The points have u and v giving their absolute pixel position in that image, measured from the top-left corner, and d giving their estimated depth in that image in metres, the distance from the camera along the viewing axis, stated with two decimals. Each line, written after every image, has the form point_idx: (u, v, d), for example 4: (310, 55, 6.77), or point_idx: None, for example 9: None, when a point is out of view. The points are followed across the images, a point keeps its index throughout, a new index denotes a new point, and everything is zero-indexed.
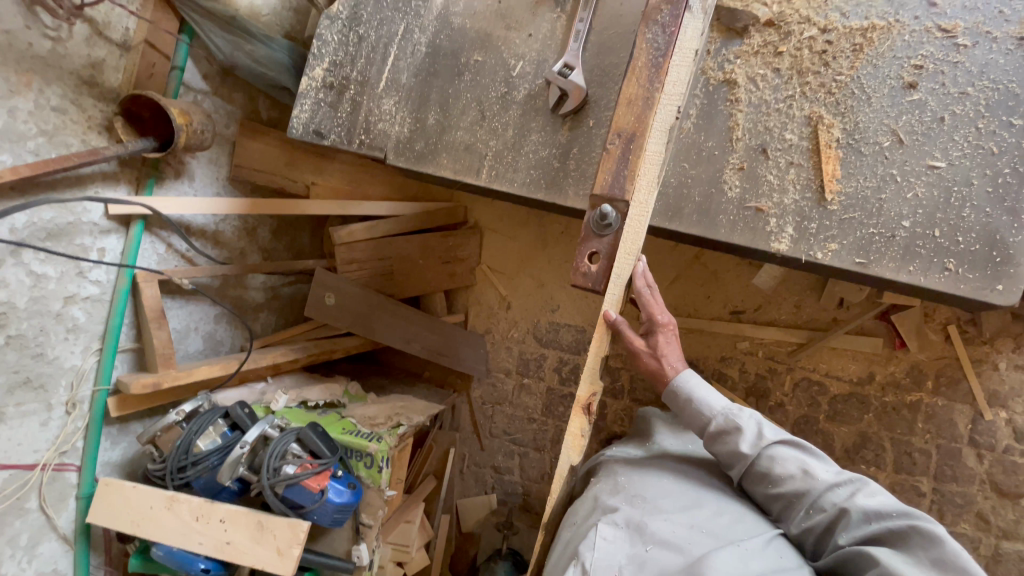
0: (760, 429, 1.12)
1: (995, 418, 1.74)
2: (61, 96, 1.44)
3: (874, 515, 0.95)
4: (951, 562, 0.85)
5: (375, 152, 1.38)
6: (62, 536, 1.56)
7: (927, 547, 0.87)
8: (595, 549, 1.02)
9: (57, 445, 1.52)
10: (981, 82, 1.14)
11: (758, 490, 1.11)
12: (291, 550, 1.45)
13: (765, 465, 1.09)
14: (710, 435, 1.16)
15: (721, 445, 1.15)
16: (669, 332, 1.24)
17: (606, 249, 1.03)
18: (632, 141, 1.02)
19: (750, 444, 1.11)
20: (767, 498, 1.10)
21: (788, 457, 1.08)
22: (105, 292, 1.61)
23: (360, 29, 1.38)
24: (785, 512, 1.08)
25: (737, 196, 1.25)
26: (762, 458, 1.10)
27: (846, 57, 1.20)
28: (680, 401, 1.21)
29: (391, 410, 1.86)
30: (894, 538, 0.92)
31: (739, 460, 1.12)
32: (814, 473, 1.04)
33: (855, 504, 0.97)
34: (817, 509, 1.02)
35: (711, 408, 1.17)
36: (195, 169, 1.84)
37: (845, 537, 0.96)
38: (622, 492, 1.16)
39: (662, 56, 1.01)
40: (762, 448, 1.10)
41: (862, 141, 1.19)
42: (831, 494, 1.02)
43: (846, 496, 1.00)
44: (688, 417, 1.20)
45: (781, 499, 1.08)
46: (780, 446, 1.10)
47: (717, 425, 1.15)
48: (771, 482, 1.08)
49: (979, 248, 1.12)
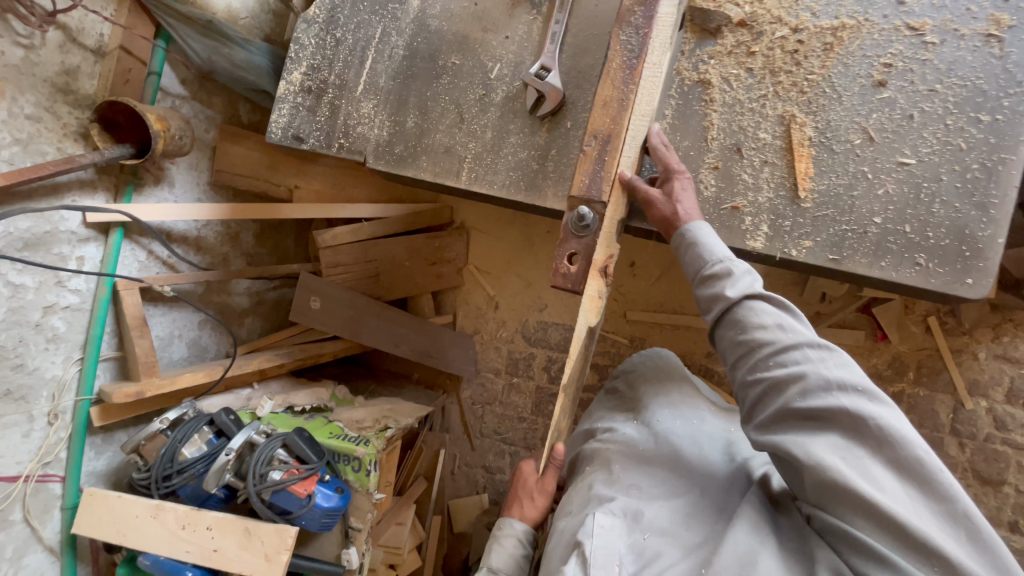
0: (753, 282, 1.02)
1: (976, 407, 1.77)
2: (36, 104, 1.42)
3: (836, 385, 0.87)
4: (906, 463, 0.80)
5: (354, 156, 1.37)
6: (48, 547, 1.55)
7: (884, 444, 0.82)
8: (594, 537, 0.99)
9: (41, 456, 1.50)
10: (950, 79, 1.15)
11: (726, 334, 1.03)
12: (280, 556, 1.45)
13: (742, 312, 1.00)
14: (699, 281, 1.08)
15: (708, 288, 1.06)
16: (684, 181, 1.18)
17: (584, 250, 1.03)
18: (608, 143, 1.02)
19: (736, 288, 1.02)
20: (731, 343, 1.02)
21: (766, 310, 0.99)
22: (85, 301, 1.59)
23: (338, 33, 1.37)
24: (742, 360, 1.00)
25: (712, 194, 1.26)
26: (742, 305, 1.00)
27: (817, 56, 1.22)
28: (685, 245, 1.12)
29: (379, 413, 1.86)
30: (852, 423, 0.84)
31: (719, 303, 1.03)
32: (789, 329, 0.95)
33: (820, 371, 0.89)
34: (777, 363, 0.94)
35: (710, 255, 1.08)
36: (175, 175, 1.82)
37: (800, 403, 0.89)
38: (618, 479, 1.11)
39: (636, 58, 1.01)
40: (747, 295, 1.01)
41: (833, 139, 1.20)
42: (797, 352, 0.93)
43: (813, 361, 0.90)
44: (686, 263, 1.12)
45: (744, 347, 0.99)
46: (762, 302, 1.00)
47: (712, 270, 1.06)
48: (741, 330, 1.00)
49: (949, 243, 1.14)
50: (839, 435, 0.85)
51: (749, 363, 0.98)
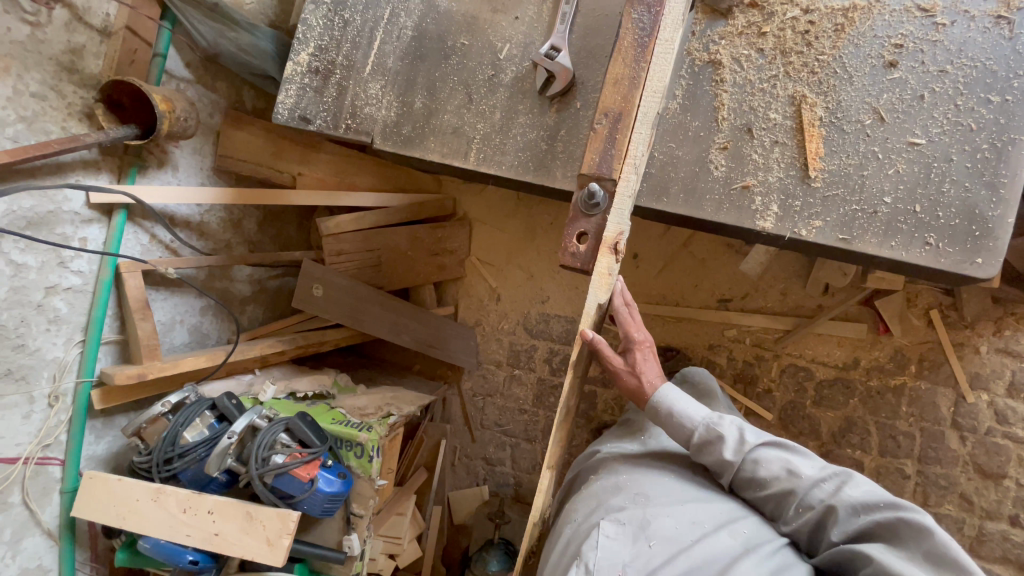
0: (742, 436, 1.09)
1: (977, 401, 1.78)
2: (41, 82, 1.41)
3: (862, 508, 0.93)
4: (943, 554, 0.81)
5: (362, 137, 1.37)
6: (46, 531, 1.53)
7: (918, 539, 0.84)
8: (598, 548, 0.99)
9: (40, 438, 1.49)
10: (960, 60, 1.16)
11: (747, 494, 1.08)
12: (281, 540, 1.44)
13: (749, 470, 1.06)
14: (694, 448, 1.12)
15: (706, 455, 1.11)
16: (645, 349, 1.24)
17: (594, 229, 1.03)
18: (619, 121, 1.02)
19: (732, 450, 1.08)
20: (758, 501, 1.07)
21: (771, 458, 1.06)
22: (87, 283, 1.58)
23: (346, 14, 1.37)
24: (777, 513, 1.04)
25: (723, 174, 1.26)
26: (746, 463, 1.07)
27: (829, 37, 1.22)
28: (661, 417, 1.16)
29: (382, 400, 1.86)
30: (888, 534, 0.88)
31: (726, 468, 1.08)
32: (799, 472, 1.02)
33: (842, 499, 0.95)
34: (805, 507, 0.99)
35: (691, 419, 1.13)
36: (179, 159, 1.81)
37: (839, 537, 0.93)
38: (625, 489, 1.12)
39: (647, 36, 1.01)
40: (745, 453, 1.07)
41: (844, 120, 1.20)
42: (816, 491, 0.99)
43: (833, 493, 0.97)
44: (671, 431, 1.16)
45: (770, 501, 1.05)
46: (763, 448, 1.07)
47: (699, 435, 1.11)
48: (757, 487, 1.06)
49: (960, 223, 1.14)
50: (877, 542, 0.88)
51: (780, 514, 1.04)
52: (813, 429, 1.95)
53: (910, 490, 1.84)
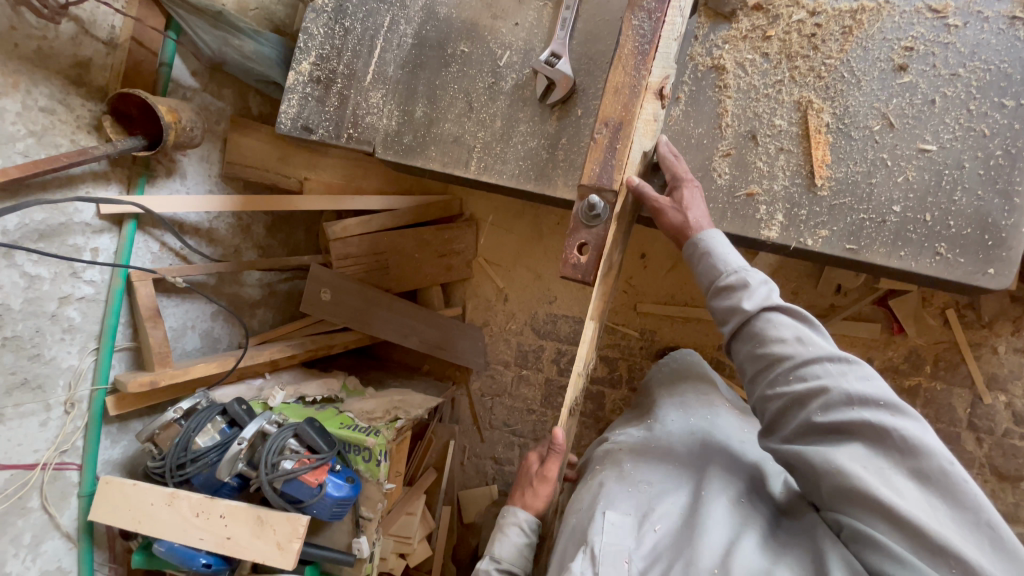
0: (770, 293, 1.03)
1: (994, 402, 1.74)
2: (49, 96, 1.43)
3: (858, 399, 0.88)
4: (930, 475, 0.82)
5: (363, 147, 1.37)
6: (65, 533, 1.58)
7: (908, 454, 0.83)
8: (604, 533, 0.98)
9: (58, 444, 1.53)
10: (973, 63, 1.12)
11: (743, 348, 1.03)
12: (291, 544, 1.47)
13: (761, 327, 1.00)
14: (713, 292, 1.08)
15: (724, 300, 1.06)
16: (692, 192, 1.18)
17: (595, 240, 1.02)
18: (619, 131, 1.00)
19: (756, 300, 1.02)
20: (748, 356, 1.03)
21: (786, 324, 0.99)
22: (99, 292, 1.61)
23: (346, 22, 1.37)
24: (762, 374, 1.00)
25: (726, 183, 1.24)
26: (759, 319, 1.01)
27: (835, 40, 1.19)
28: (698, 255, 1.11)
29: (389, 404, 1.86)
30: (875, 433, 0.86)
31: (735, 315, 1.03)
32: (808, 343, 0.96)
33: (841, 385, 0.90)
34: (798, 378, 0.95)
35: (724, 265, 1.08)
36: (187, 167, 1.84)
37: (821, 418, 0.90)
38: (629, 476, 1.10)
39: (647, 43, 0.99)
40: (764, 309, 1.01)
41: (851, 126, 1.17)
42: (817, 366, 0.93)
43: (834, 376, 0.91)
44: (699, 271, 1.11)
45: (762, 360, 1.00)
46: (780, 313, 1.01)
47: (727, 280, 1.06)
48: (760, 342, 1.00)
49: (971, 232, 1.11)
50: (862, 445, 0.86)
51: (767, 377, 0.99)
52: None
53: None
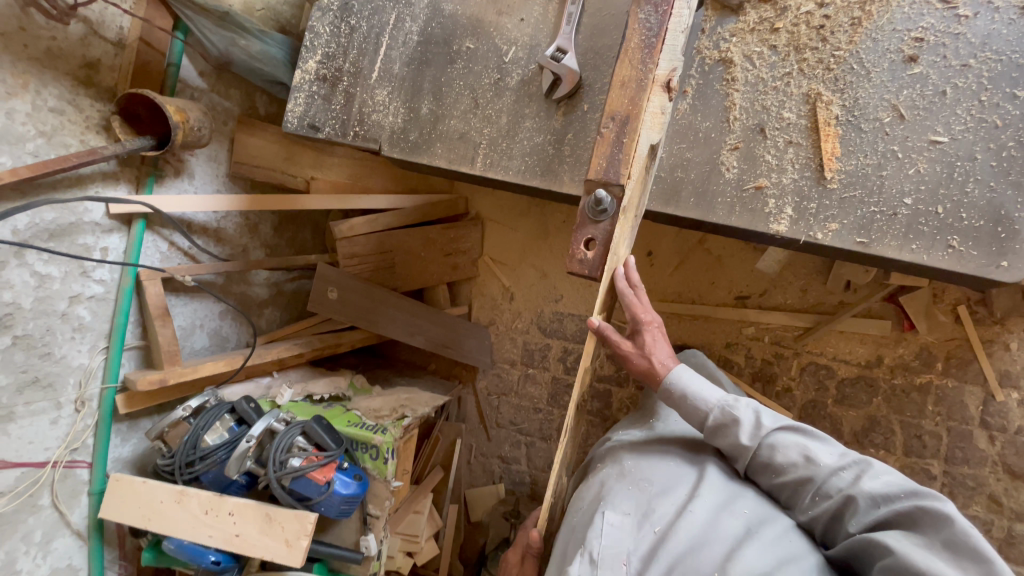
0: (758, 416, 1.05)
1: (1007, 400, 1.71)
2: (58, 96, 1.44)
3: (882, 499, 0.88)
4: (962, 543, 0.77)
5: (369, 144, 1.37)
6: (76, 531, 1.59)
7: (938, 527, 0.80)
8: (603, 537, 0.98)
9: (68, 442, 1.54)
10: (984, 53, 1.10)
11: (762, 481, 1.04)
12: (300, 542, 1.47)
13: (766, 455, 1.02)
14: (709, 431, 1.08)
15: (721, 439, 1.07)
16: (654, 330, 1.16)
17: (603, 235, 1.02)
18: (626, 124, 0.99)
19: (749, 434, 1.03)
20: (771, 489, 1.04)
21: (789, 443, 1.01)
22: (109, 291, 1.63)
23: (352, 20, 1.37)
24: (792, 501, 1.01)
25: (734, 177, 1.23)
26: (763, 448, 1.03)
27: (844, 32, 1.18)
28: (677, 399, 1.12)
29: (397, 402, 1.86)
30: (906, 519, 0.84)
31: (740, 453, 1.04)
32: (817, 459, 0.97)
33: (861, 489, 0.91)
34: (823, 496, 0.96)
35: (707, 402, 1.09)
36: (195, 167, 1.84)
37: (856, 527, 0.90)
38: (629, 474, 1.10)
39: (654, 37, 0.98)
40: (762, 437, 1.03)
41: (861, 118, 1.16)
42: (835, 479, 0.95)
43: (853, 481, 0.93)
44: (685, 414, 1.12)
45: (786, 489, 1.01)
46: (779, 434, 1.02)
47: (714, 419, 1.07)
48: (775, 472, 1.02)
49: (984, 225, 1.09)
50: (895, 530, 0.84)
51: (799, 503, 1.00)
52: (835, 428, 1.90)
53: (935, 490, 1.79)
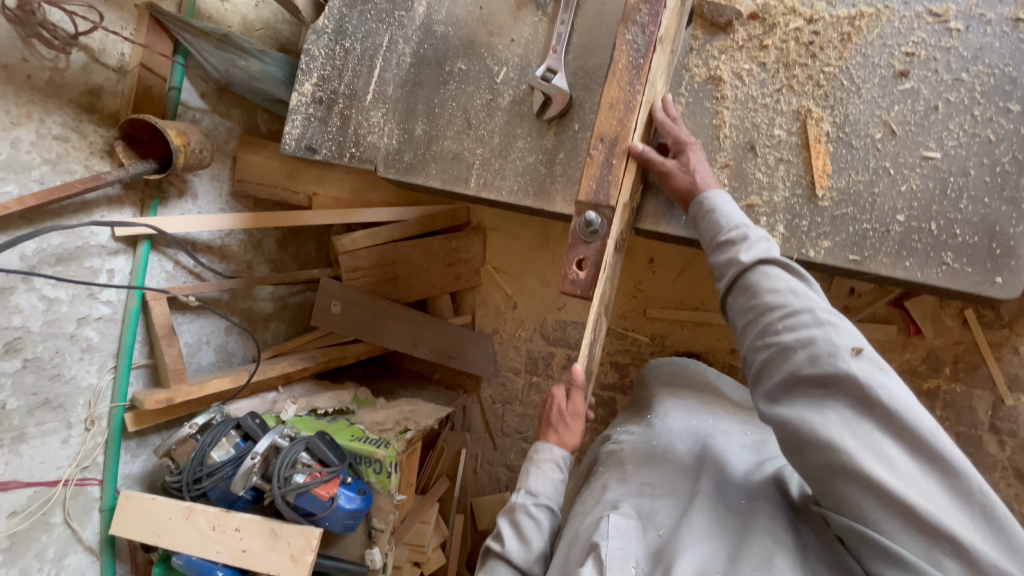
0: (769, 249, 1.01)
1: (1016, 404, 1.68)
2: (63, 124, 1.47)
3: (847, 355, 0.82)
4: (919, 444, 0.77)
5: (366, 165, 1.38)
6: (88, 547, 1.63)
7: (898, 423, 0.78)
8: (610, 537, 0.97)
9: (79, 460, 1.58)
10: (976, 67, 1.10)
11: (736, 301, 0.98)
12: (305, 556, 1.50)
13: (755, 276, 0.97)
14: (712, 246, 1.06)
15: (721, 253, 1.04)
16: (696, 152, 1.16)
17: (594, 255, 1.02)
18: (615, 146, 1.01)
19: (751, 252, 0.99)
20: (740, 311, 0.98)
21: (780, 275, 0.95)
22: (116, 312, 1.66)
23: (346, 42, 1.38)
24: (753, 327, 0.95)
25: (725, 195, 1.22)
26: (755, 269, 0.97)
27: (834, 47, 1.17)
28: (701, 213, 1.10)
29: (400, 415, 1.87)
30: (862, 392, 0.79)
31: (733, 266, 1.00)
32: (801, 296, 0.91)
33: (832, 339, 0.84)
34: (787, 330, 0.89)
35: (723, 220, 1.06)
36: (198, 187, 1.88)
37: (808, 370, 0.84)
38: (631, 479, 1.10)
39: (642, 58, 0.99)
40: (761, 260, 0.97)
41: (852, 134, 1.15)
42: (802, 318, 0.88)
43: (821, 327, 0.86)
44: (702, 229, 1.10)
45: (753, 312, 0.95)
46: (775, 267, 0.97)
47: (728, 234, 1.04)
48: (754, 295, 0.96)
49: (979, 241, 1.09)
50: (846, 407, 0.80)
51: (757, 331, 0.94)
52: None
53: None
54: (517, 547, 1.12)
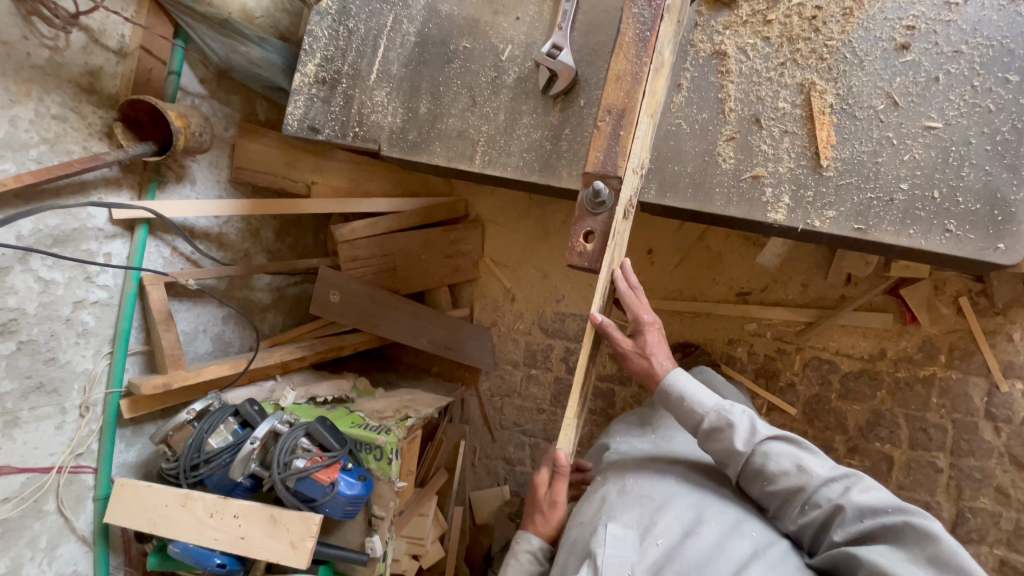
0: (753, 424, 1.06)
1: (1011, 390, 1.70)
2: (61, 104, 1.46)
3: (869, 511, 0.92)
4: (946, 560, 0.83)
5: (369, 144, 1.38)
6: (81, 537, 1.59)
7: (922, 543, 0.86)
8: (606, 546, 0.99)
9: (73, 447, 1.55)
10: (975, 39, 1.12)
11: (752, 487, 1.05)
12: (305, 542, 1.47)
13: (758, 461, 1.03)
14: (701, 435, 1.09)
15: (714, 443, 1.07)
16: (653, 330, 1.18)
17: (601, 227, 1.02)
18: (622, 118, 1.01)
19: (743, 439, 1.05)
20: (761, 494, 1.04)
21: (782, 452, 1.02)
22: (112, 296, 1.64)
23: (350, 23, 1.39)
24: (780, 510, 1.02)
25: (731, 167, 1.24)
26: (756, 454, 1.04)
27: (836, 21, 1.19)
28: (674, 400, 1.13)
29: (400, 403, 1.87)
30: (891, 535, 0.89)
31: (733, 458, 1.05)
32: (809, 469, 0.99)
33: (850, 500, 0.94)
34: (812, 504, 0.98)
35: (702, 405, 1.10)
36: (197, 173, 1.86)
37: (841, 535, 0.93)
38: (631, 491, 1.11)
39: (648, 30, 0.99)
40: (756, 444, 1.04)
41: (855, 106, 1.17)
42: (825, 489, 0.98)
43: (840, 492, 0.96)
44: (679, 416, 1.13)
45: (776, 497, 1.02)
46: (774, 442, 1.04)
47: (710, 421, 1.08)
48: (767, 479, 1.02)
49: (980, 209, 1.09)
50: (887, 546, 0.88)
51: (785, 511, 1.02)
52: (839, 424, 1.89)
53: (942, 484, 1.78)
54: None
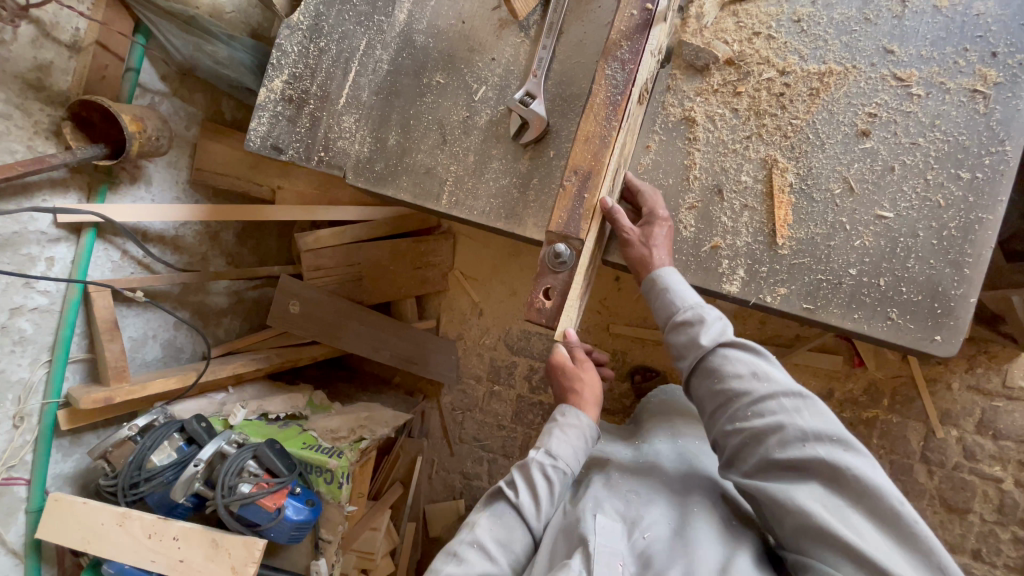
0: (724, 329, 1.07)
1: (946, 436, 1.73)
2: (6, 100, 1.37)
3: (813, 436, 0.91)
4: (885, 512, 0.84)
5: (334, 171, 1.34)
6: (11, 550, 1.53)
7: (864, 496, 0.85)
8: (597, 533, 1.00)
9: (5, 459, 1.48)
10: (932, 133, 1.17)
11: (702, 384, 1.06)
12: (246, 568, 1.44)
13: (715, 361, 1.04)
14: (671, 326, 1.11)
15: (681, 334, 1.09)
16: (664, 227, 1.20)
17: (561, 286, 1.01)
18: (588, 179, 1.01)
19: (710, 336, 1.05)
20: (707, 393, 1.05)
21: (741, 359, 1.02)
22: (54, 302, 1.56)
23: (321, 42, 1.34)
24: (718, 410, 1.03)
25: (691, 235, 1.27)
26: (716, 354, 1.04)
27: (802, 101, 1.23)
28: (656, 291, 1.15)
29: (356, 421, 1.83)
30: (831, 472, 0.88)
31: (693, 349, 1.06)
32: (762, 378, 0.98)
33: (796, 422, 0.92)
34: (755, 413, 0.97)
35: (683, 301, 1.11)
36: (153, 173, 1.78)
37: (778, 454, 0.92)
38: (615, 486, 1.14)
39: (619, 94, 1.01)
40: (719, 344, 1.04)
41: (813, 187, 1.21)
42: (772, 402, 0.96)
43: (789, 412, 0.94)
44: (657, 306, 1.14)
45: (720, 397, 1.02)
46: (735, 348, 1.04)
47: (683, 316, 1.09)
48: (716, 378, 1.03)
49: (922, 300, 1.15)
50: (820, 483, 0.88)
51: (727, 412, 1.01)
52: None
53: None
54: (530, 505, 1.09)
